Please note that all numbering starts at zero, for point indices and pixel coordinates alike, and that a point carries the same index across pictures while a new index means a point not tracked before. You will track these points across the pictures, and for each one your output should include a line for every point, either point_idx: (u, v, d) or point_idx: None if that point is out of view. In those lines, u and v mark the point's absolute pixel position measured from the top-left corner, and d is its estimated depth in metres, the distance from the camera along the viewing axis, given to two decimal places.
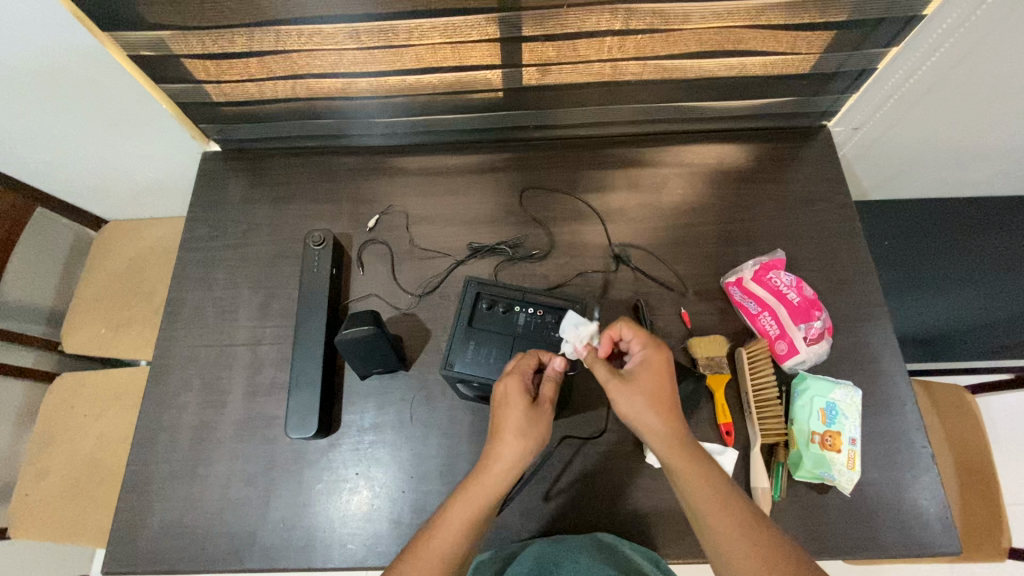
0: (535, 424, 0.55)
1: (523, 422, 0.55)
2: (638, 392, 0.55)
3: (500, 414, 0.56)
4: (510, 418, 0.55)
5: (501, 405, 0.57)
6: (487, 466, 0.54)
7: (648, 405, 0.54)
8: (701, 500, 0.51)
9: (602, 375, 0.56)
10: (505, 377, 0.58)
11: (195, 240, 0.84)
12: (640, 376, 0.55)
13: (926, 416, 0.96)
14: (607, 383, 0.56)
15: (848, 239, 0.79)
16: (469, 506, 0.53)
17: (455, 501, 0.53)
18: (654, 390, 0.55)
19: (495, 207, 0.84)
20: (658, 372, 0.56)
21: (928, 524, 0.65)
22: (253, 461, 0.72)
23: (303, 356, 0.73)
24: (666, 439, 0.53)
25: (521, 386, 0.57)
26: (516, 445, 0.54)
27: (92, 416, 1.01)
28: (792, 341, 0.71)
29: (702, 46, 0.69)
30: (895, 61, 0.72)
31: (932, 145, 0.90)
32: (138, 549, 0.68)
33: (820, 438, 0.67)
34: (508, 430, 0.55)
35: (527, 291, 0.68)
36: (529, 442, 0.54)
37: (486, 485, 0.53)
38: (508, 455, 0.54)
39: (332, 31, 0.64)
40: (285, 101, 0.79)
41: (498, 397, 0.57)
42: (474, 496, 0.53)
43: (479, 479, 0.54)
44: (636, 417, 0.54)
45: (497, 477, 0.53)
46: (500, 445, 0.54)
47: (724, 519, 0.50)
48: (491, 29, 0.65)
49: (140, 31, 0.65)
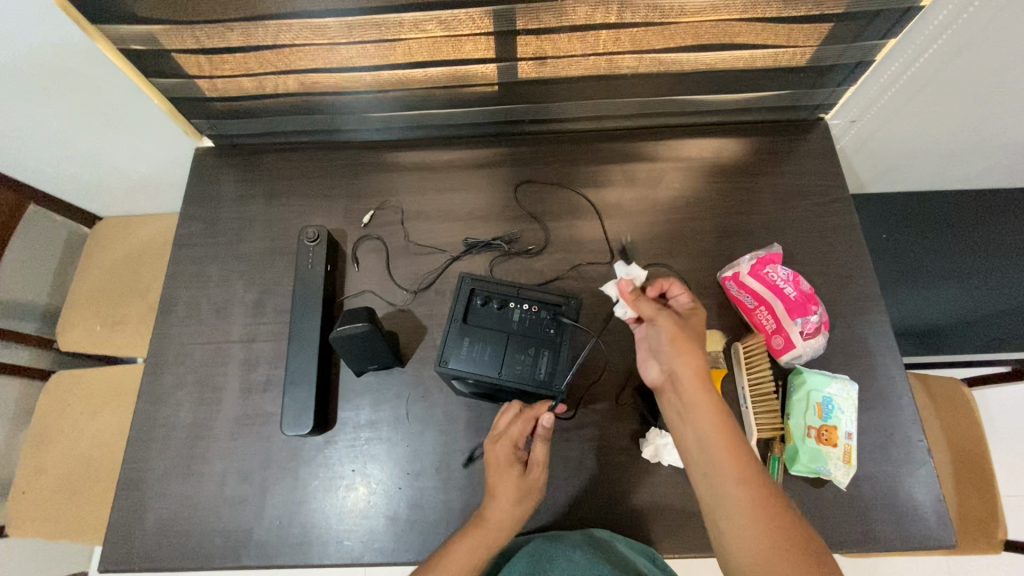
0: (524, 491, 0.61)
1: (516, 489, 0.61)
2: (683, 326, 0.58)
3: (494, 476, 0.62)
4: (504, 483, 0.61)
5: (495, 468, 0.62)
6: (484, 521, 0.60)
7: (692, 341, 0.57)
8: (712, 424, 0.53)
9: (652, 308, 0.60)
10: (499, 443, 0.62)
11: (189, 237, 0.84)
12: (689, 319, 0.60)
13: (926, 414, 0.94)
14: (659, 313, 0.59)
15: (844, 233, 0.78)
16: (468, 553, 0.58)
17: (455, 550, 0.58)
18: (696, 334, 0.59)
19: (491, 203, 0.83)
20: (699, 324, 0.60)
21: (923, 516, 0.66)
22: (249, 458, 0.72)
23: (298, 353, 0.72)
24: (697, 371, 0.55)
25: (513, 454, 0.62)
26: (510, 509, 0.60)
27: (88, 413, 1.01)
28: (789, 336, 0.70)
29: (697, 40, 0.68)
30: (892, 54, 0.72)
31: (929, 138, 0.90)
32: (135, 546, 0.68)
33: (816, 432, 0.67)
34: (504, 495, 0.60)
35: (522, 287, 0.67)
36: (519, 508, 0.60)
37: (484, 535, 0.59)
38: (504, 515, 0.60)
39: (324, 25, 0.63)
40: (278, 96, 0.78)
41: (492, 462, 0.62)
42: (475, 543, 0.59)
43: (478, 530, 0.59)
44: (681, 344, 0.57)
45: (500, 530, 0.60)
46: (497, 507, 0.60)
47: (731, 451, 0.52)
48: (485, 23, 0.64)
49: (129, 24, 0.64)
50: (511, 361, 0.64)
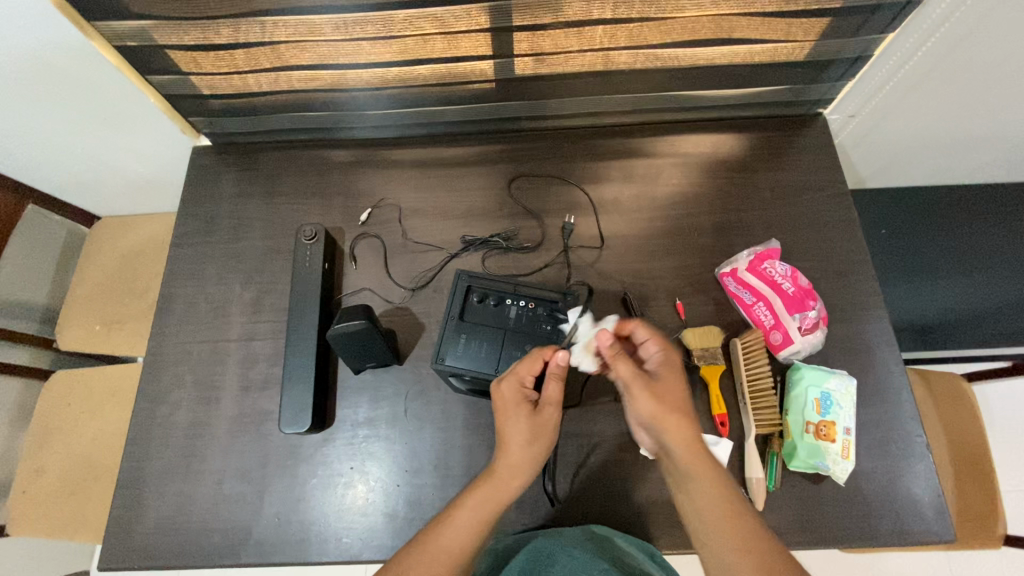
0: (540, 430, 0.57)
1: (526, 431, 0.57)
2: (664, 392, 0.56)
3: (503, 424, 0.58)
4: (514, 428, 0.57)
5: (504, 412, 0.58)
6: (495, 471, 0.57)
7: (672, 406, 0.55)
8: (711, 494, 0.52)
9: (628, 370, 0.57)
10: (505, 382, 0.58)
11: (186, 236, 0.84)
12: (665, 380, 0.57)
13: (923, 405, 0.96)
14: (635, 379, 0.56)
15: (843, 228, 0.78)
16: (479, 506, 0.55)
17: (465, 501, 0.55)
18: (675, 396, 0.56)
19: (488, 200, 0.83)
20: (678, 381, 0.58)
21: (921, 511, 0.65)
22: (248, 457, 0.72)
23: (296, 351, 0.72)
24: (686, 439, 0.54)
25: (519, 394, 0.58)
26: (523, 452, 0.57)
27: (88, 412, 1.01)
28: (787, 331, 0.70)
29: (694, 35, 0.68)
30: (890, 49, 0.72)
31: (928, 133, 0.90)
32: (134, 545, 0.69)
33: (815, 427, 0.67)
34: (515, 440, 0.57)
35: (518, 283, 0.67)
36: (533, 450, 0.57)
37: (497, 486, 0.56)
38: (518, 462, 0.56)
39: (321, 21, 0.63)
40: (274, 94, 0.78)
41: (500, 405, 0.58)
42: (488, 494, 0.55)
43: (491, 479, 0.56)
44: (660, 416, 0.55)
45: (507, 480, 0.56)
46: (508, 454, 0.57)
47: (731, 522, 0.51)
48: (483, 20, 0.64)
49: (125, 21, 0.64)
50: (507, 357, 0.64)
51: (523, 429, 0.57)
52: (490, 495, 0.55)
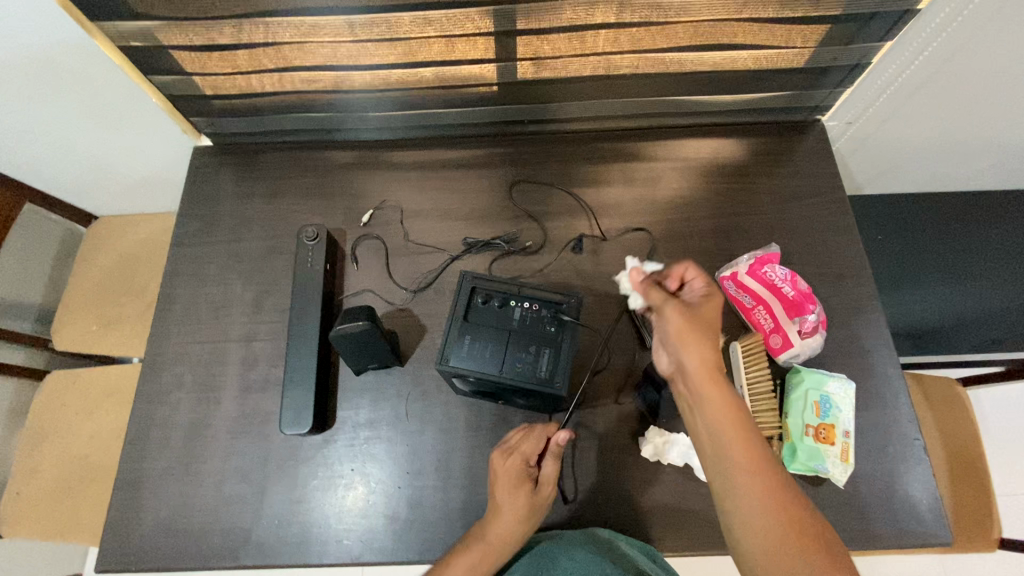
0: (534, 507, 0.61)
1: (523, 508, 0.60)
2: (697, 317, 0.54)
3: (501, 493, 0.61)
4: (511, 502, 0.60)
5: (503, 483, 0.61)
6: (485, 538, 0.60)
7: (701, 332, 0.53)
8: (731, 420, 0.50)
9: (660, 296, 0.57)
10: (509, 457, 0.61)
11: (187, 236, 0.83)
12: (703, 308, 0.55)
13: (921, 412, 0.95)
14: (668, 303, 0.56)
15: (841, 233, 0.79)
16: (466, 571, 0.59)
17: (452, 566, 0.59)
18: (705, 323, 0.55)
19: (490, 202, 0.83)
20: (715, 314, 0.56)
21: (919, 514, 0.66)
22: (248, 458, 0.71)
23: (297, 351, 0.72)
24: (709, 364, 0.52)
25: (524, 471, 0.61)
26: (515, 525, 0.60)
27: (84, 413, 1.00)
28: (787, 335, 0.71)
29: (696, 41, 0.69)
30: (888, 58, 0.73)
31: (923, 141, 0.91)
32: (132, 547, 0.68)
33: (814, 430, 0.67)
34: (509, 513, 0.60)
35: (522, 285, 0.67)
36: (527, 524, 0.61)
37: (485, 551, 0.60)
38: (508, 533, 0.60)
39: (325, 23, 0.64)
40: (277, 94, 0.78)
41: (500, 477, 0.61)
42: (478, 560, 0.59)
43: (481, 547, 0.60)
44: (684, 335, 0.53)
45: (497, 547, 0.60)
46: (500, 525, 0.60)
47: (744, 445, 0.49)
48: (486, 23, 0.65)
49: (128, 21, 0.64)
50: (511, 359, 0.64)
51: (519, 507, 0.60)
52: (477, 564, 0.59)
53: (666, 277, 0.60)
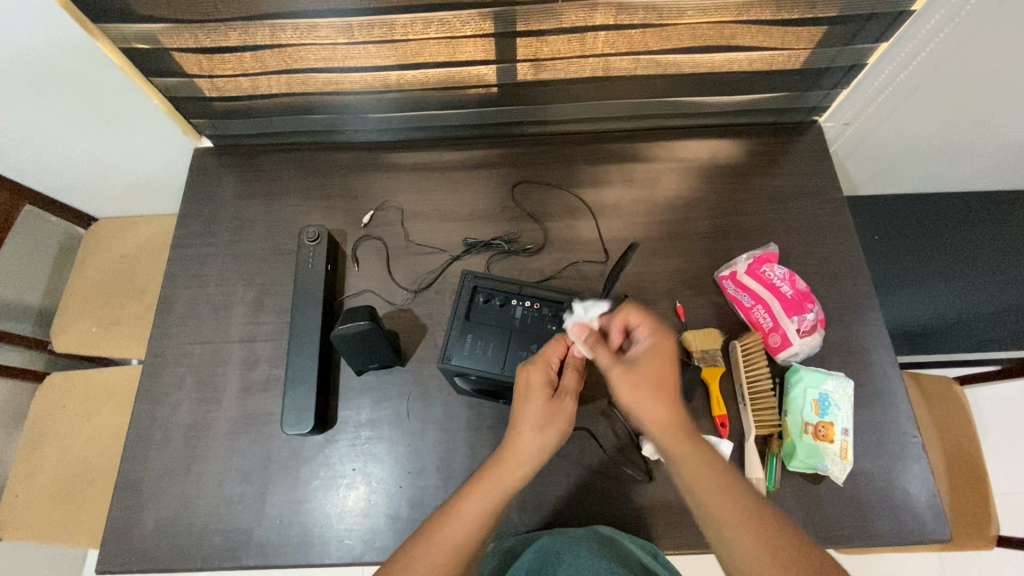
0: (555, 416, 0.57)
1: (542, 414, 0.57)
2: (641, 376, 0.55)
3: (520, 405, 0.58)
4: (529, 410, 0.57)
5: (524, 393, 0.58)
6: (504, 453, 0.56)
7: (648, 388, 0.55)
8: (696, 476, 0.52)
9: (605, 356, 0.57)
10: (529, 367, 0.59)
11: (187, 237, 0.83)
12: (644, 363, 0.56)
13: (918, 407, 0.96)
14: (610, 366, 0.57)
15: (838, 233, 0.80)
16: (484, 496, 0.54)
17: (470, 491, 0.54)
18: (653, 378, 0.55)
19: (490, 203, 0.84)
20: (662, 365, 0.56)
21: (916, 511, 0.67)
22: (249, 458, 0.71)
23: (298, 352, 0.73)
24: (660, 422, 0.54)
25: (544, 377, 0.58)
26: (533, 437, 0.56)
27: (83, 415, 1.00)
28: (786, 333, 0.71)
29: (694, 42, 0.70)
30: (885, 59, 0.74)
31: (919, 142, 0.92)
32: (133, 548, 0.68)
33: (813, 428, 0.68)
34: (527, 423, 0.57)
35: (524, 284, 0.68)
36: (544, 435, 0.56)
37: (503, 469, 0.55)
38: (528, 445, 0.56)
39: (327, 25, 0.64)
40: (278, 96, 0.78)
41: (523, 385, 0.59)
42: (496, 477, 0.55)
43: (496, 468, 0.56)
44: (633, 399, 0.55)
45: (513, 465, 0.55)
46: (519, 437, 0.56)
47: (716, 496, 0.50)
48: (487, 25, 0.65)
49: (131, 23, 0.64)
50: (513, 357, 0.64)
51: (535, 414, 0.57)
52: (493, 485, 0.54)
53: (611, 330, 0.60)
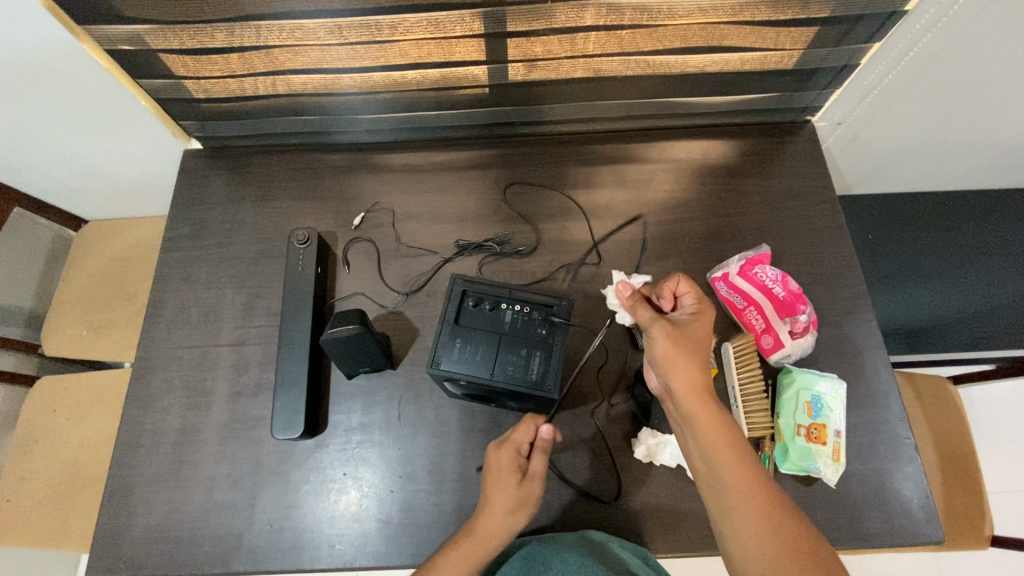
0: (523, 500, 0.59)
1: (510, 498, 0.58)
2: (683, 337, 0.54)
3: (491, 486, 0.59)
4: (499, 493, 0.58)
5: (495, 475, 0.59)
6: (474, 528, 0.58)
7: (688, 351, 0.54)
8: (723, 441, 0.51)
9: (646, 314, 0.56)
10: (502, 449, 0.59)
11: (176, 240, 0.83)
12: (689, 326, 0.55)
13: (914, 419, 0.95)
14: (654, 322, 0.55)
15: (830, 233, 0.79)
16: (455, 564, 0.56)
17: (444, 563, 0.56)
18: (691, 345, 0.54)
19: (481, 204, 0.83)
20: (703, 331, 0.56)
21: (910, 512, 0.66)
22: (239, 463, 0.71)
23: (289, 356, 0.72)
24: (696, 385, 0.53)
25: (514, 461, 0.59)
26: (502, 520, 0.58)
27: (74, 419, 1.00)
28: (778, 335, 0.71)
29: (686, 42, 0.69)
30: (876, 58, 0.74)
31: (912, 141, 0.92)
32: (122, 555, 0.67)
33: (805, 431, 0.67)
34: (496, 505, 0.58)
35: (514, 288, 0.67)
36: (512, 519, 0.58)
37: (473, 546, 0.57)
38: (495, 526, 0.58)
39: (314, 26, 0.63)
40: (267, 97, 0.78)
41: (493, 468, 0.60)
42: (466, 554, 0.57)
43: (468, 541, 0.58)
44: (670, 357, 0.53)
45: (481, 544, 0.57)
46: (488, 517, 0.58)
47: (734, 467, 0.51)
48: (476, 25, 0.65)
49: (117, 24, 0.64)
50: (503, 362, 0.64)
51: (507, 500, 0.58)
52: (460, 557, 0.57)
53: (661, 295, 0.61)
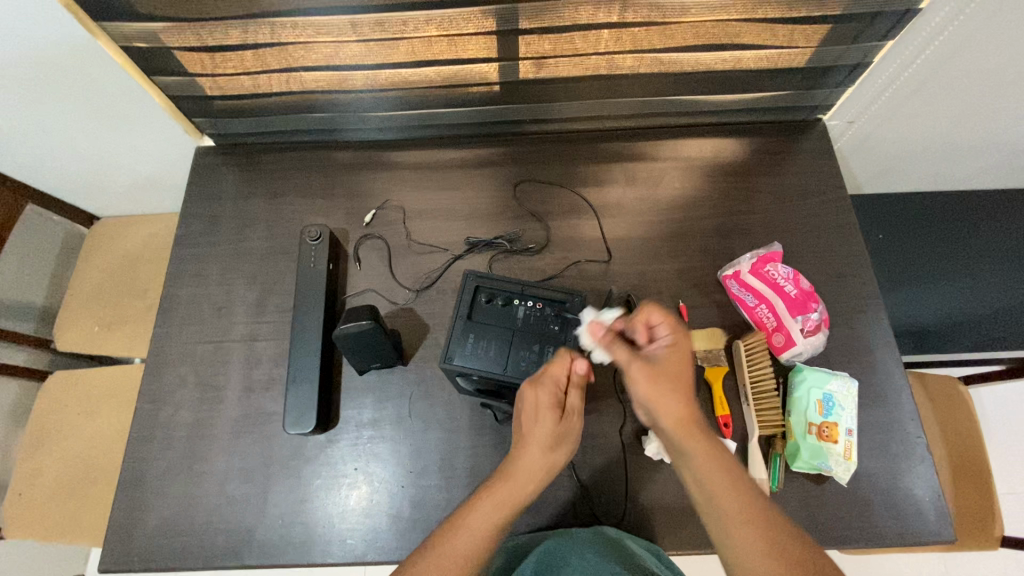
0: (562, 437, 0.57)
1: (552, 435, 0.56)
2: (661, 370, 0.54)
3: (529, 422, 0.57)
4: (540, 429, 0.56)
5: (531, 412, 0.57)
6: (511, 471, 0.55)
7: (668, 386, 0.54)
8: (716, 472, 0.50)
9: (624, 352, 0.56)
10: (539, 386, 0.57)
11: (189, 236, 0.83)
12: (665, 360, 0.55)
13: (933, 445, 0.92)
14: (630, 359, 0.55)
15: (842, 232, 0.79)
16: (499, 506, 0.52)
17: (477, 504, 0.53)
18: (672, 377, 0.54)
19: (492, 202, 0.84)
20: (681, 362, 0.56)
21: (921, 512, 0.66)
22: (252, 458, 0.71)
23: (301, 351, 0.72)
24: (679, 417, 0.52)
25: (552, 397, 0.57)
26: (542, 457, 0.55)
27: (86, 413, 1.00)
28: (789, 333, 0.71)
29: (699, 40, 0.69)
30: (889, 56, 0.73)
31: (924, 140, 0.91)
32: (135, 547, 0.68)
33: (817, 428, 0.67)
34: (535, 441, 0.56)
35: (526, 284, 0.67)
36: (554, 456, 0.55)
37: (511, 491, 0.53)
38: (536, 462, 0.55)
39: (329, 23, 0.64)
40: (280, 95, 0.78)
41: (529, 405, 0.58)
42: (505, 496, 0.53)
43: (506, 480, 0.54)
44: (652, 393, 0.53)
45: (519, 487, 0.54)
46: (527, 455, 0.55)
47: (731, 499, 0.48)
48: (489, 23, 0.65)
49: (134, 23, 0.64)
50: (516, 358, 0.64)
51: (546, 435, 0.56)
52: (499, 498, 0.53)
53: (634, 327, 0.59)
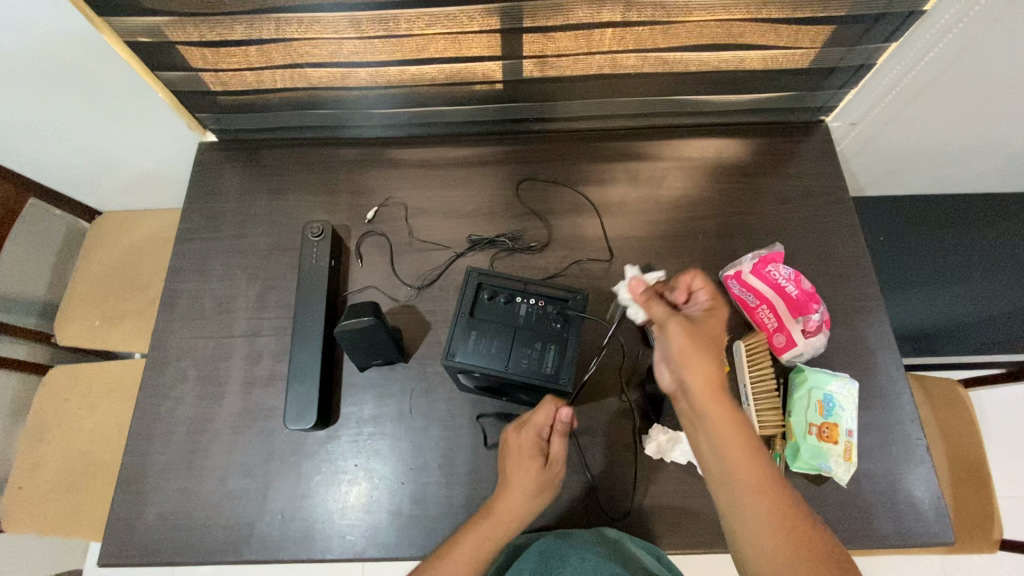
0: (545, 484, 0.60)
1: (533, 481, 0.60)
2: (698, 334, 0.55)
3: (513, 466, 0.61)
4: (521, 474, 0.60)
5: (516, 455, 0.61)
6: (495, 513, 0.58)
7: (703, 348, 0.54)
8: (737, 437, 0.51)
9: (663, 310, 0.57)
10: (524, 430, 0.61)
11: (191, 231, 0.83)
12: (705, 325, 0.56)
13: (933, 445, 0.93)
14: (671, 317, 0.56)
15: (844, 233, 0.79)
16: (477, 544, 0.56)
17: (464, 537, 0.57)
18: (707, 342, 0.55)
19: (494, 200, 0.84)
20: (717, 326, 0.57)
21: (921, 513, 0.66)
22: (252, 453, 0.71)
23: (302, 347, 0.72)
24: (709, 380, 0.53)
25: (536, 444, 0.61)
26: (525, 500, 0.59)
27: (86, 407, 1.00)
28: (790, 334, 0.71)
29: (702, 40, 0.69)
30: (893, 59, 0.74)
31: (926, 144, 0.92)
32: (135, 541, 0.68)
33: (817, 429, 0.67)
34: (518, 485, 0.60)
35: (528, 281, 0.67)
36: (535, 499, 0.59)
37: (495, 526, 0.58)
38: (518, 506, 0.59)
39: (333, 19, 0.64)
40: (283, 91, 0.78)
41: (514, 449, 0.62)
42: (488, 532, 0.57)
43: (490, 520, 0.58)
44: (687, 353, 0.54)
45: (503, 525, 0.58)
46: (509, 497, 0.59)
47: (749, 461, 0.51)
48: (493, 21, 0.65)
49: (138, 16, 0.64)
50: (517, 355, 0.64)
51: (527, 478, 0.60)
52: (481, 536, 0.57)
53: (676, 289, 0.60)
